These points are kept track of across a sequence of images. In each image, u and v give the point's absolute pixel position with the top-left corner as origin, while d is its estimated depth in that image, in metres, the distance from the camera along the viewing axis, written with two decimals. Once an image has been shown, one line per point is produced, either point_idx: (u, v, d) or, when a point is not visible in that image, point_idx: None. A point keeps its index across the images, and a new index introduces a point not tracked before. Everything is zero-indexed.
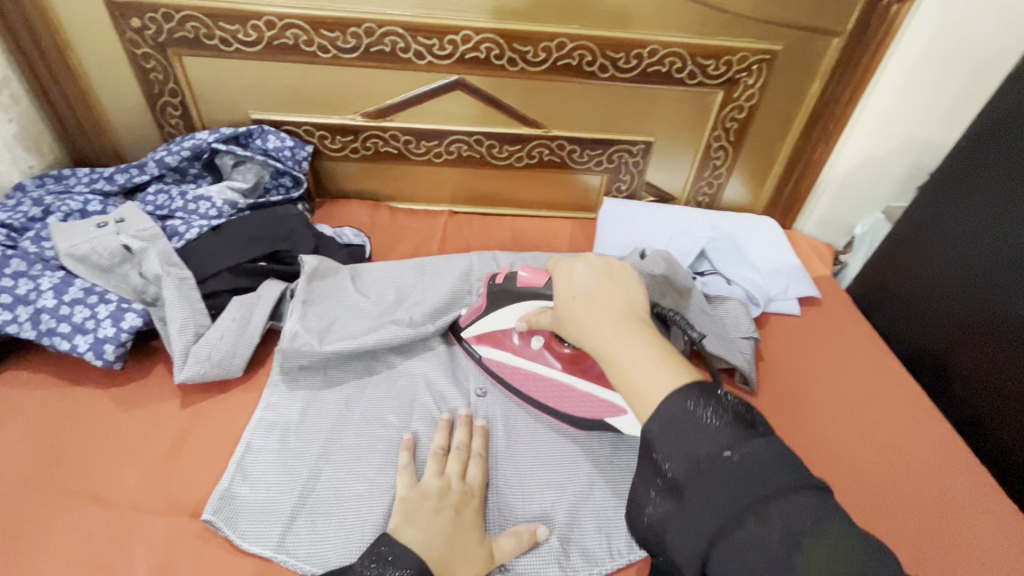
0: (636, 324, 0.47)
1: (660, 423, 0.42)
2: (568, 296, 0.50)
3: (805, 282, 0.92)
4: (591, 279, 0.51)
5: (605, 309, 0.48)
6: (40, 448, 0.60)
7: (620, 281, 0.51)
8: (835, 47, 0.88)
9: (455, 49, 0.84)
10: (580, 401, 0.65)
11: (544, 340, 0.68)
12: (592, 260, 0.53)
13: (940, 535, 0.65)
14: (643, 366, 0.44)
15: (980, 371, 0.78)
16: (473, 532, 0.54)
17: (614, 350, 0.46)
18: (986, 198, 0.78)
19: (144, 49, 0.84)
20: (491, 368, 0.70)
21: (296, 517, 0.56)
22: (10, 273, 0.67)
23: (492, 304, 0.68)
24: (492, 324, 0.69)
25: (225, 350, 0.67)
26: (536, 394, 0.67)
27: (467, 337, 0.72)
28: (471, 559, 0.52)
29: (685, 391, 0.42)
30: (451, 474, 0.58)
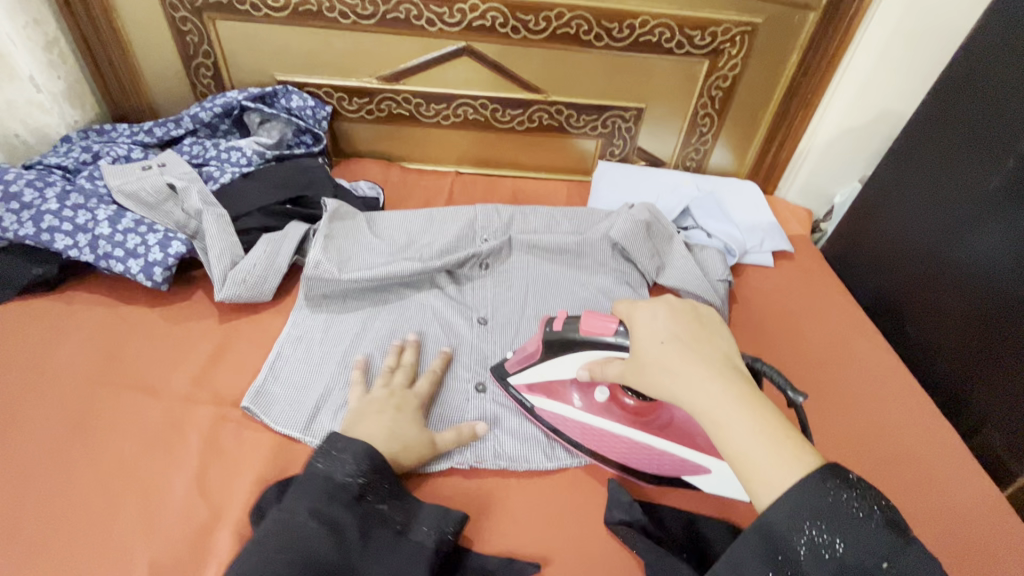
0: (734, 378, 0.48)
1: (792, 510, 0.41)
2: (657, 343, 0.52)
3: (780, 237, 1.00)
4: (677, 325, 0.52)
5: (699, 360, 0.49)
6: (101, 352, 0.69)
7: (707, 329, 0.53)
8: (812, 21, 0.96)
9: (464, 17, 0.93)
10: (655, 459, 0.63)
11: (609, 393, 0.66)
12: (673, 303, 0.55)
13: (883, 450, 0.74)
14: (758, 439, 0.44)
15: (934, 314, 0.86)
16: (413, 423, 0.62)
17: (719, 409, 0.46)
18: (943, 159, 0.86)
19: (181, 13, 0.93)
20: (545, 419, 0.67)
21: (314, 409, 0.65)
22: (71, 205, 0.76)
23: (550, 351, 0.65)
24: (550, 374, 0.66)
25: (258, 276, 0.76)
26: (602, 451, 0.65)
27: (516, 384, 0.69)
28: (413, 444, 0.60)
29: (820, 472, 0.41)
30: (390, 382, 0.67)
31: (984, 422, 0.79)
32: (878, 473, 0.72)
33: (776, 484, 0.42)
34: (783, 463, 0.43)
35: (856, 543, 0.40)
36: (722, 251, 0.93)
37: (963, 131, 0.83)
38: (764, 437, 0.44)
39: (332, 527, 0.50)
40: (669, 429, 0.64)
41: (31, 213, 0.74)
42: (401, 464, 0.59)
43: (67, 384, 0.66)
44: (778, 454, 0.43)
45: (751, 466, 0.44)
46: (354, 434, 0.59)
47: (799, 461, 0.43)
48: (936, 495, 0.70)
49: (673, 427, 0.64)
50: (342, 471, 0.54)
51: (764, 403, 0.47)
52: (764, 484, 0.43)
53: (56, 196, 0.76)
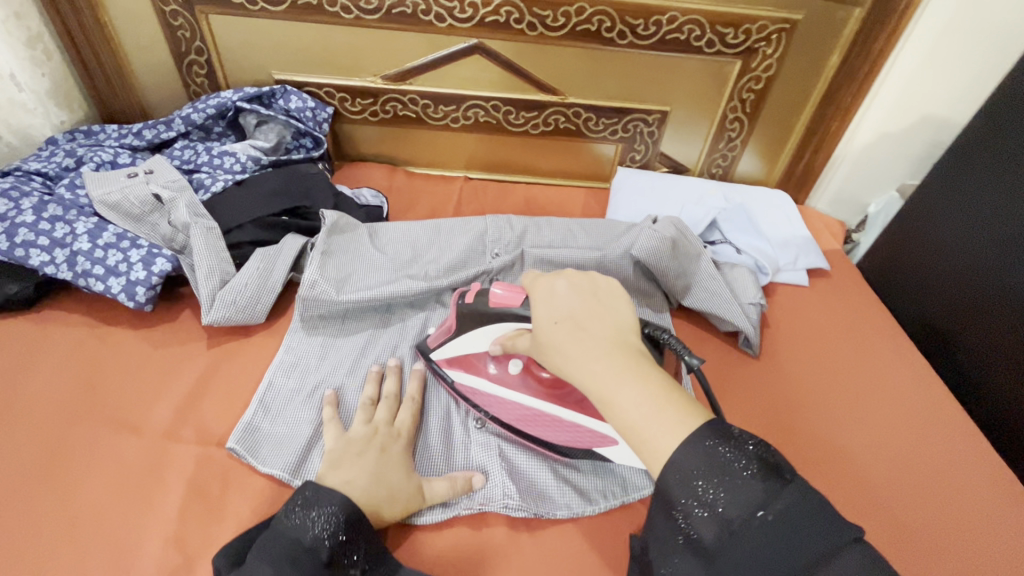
0: (628, 350, 0.44)
1: (673, 472, 0.39)
2: (550, 322, 0.46)
3: (814, 254, 0.93)
4: (573, 300, 0.47)
5: (591, 337, 0.44)
6: (78, 380, 0.64)
7: (607, 301, 0.47)
8: (856, 18, 0.88)
9: (476, 12, 0.85)
10: (562, 430, 0.60)
11: (523, 364, 0.62)
12: (573, 276, 0.49)
13: (936, 496, 0.67)
14: (645, 409, 0.40)
15: (988, 342, 0.79)
16: (400, 467, 0.56)
17: (606, 387, 0.42)
18: (996, 172, 0.79)
19: (172, 7, 0.86)
20: (463, 394, 0.65)
21: (299, 442, 0.59)
22: (48, 217, 0.70)
23: (460, 326, 0.63)
24: (465, 347, 0.63)
25: (249, 297, 0.70)
26: (513, 423, 0.62)
27: (438, 359, 0.66)
28: (400, 493, 0.54)
29: (699, 433, 0.39)
30: (372, 419, 0.60)
31: None
32: (931, 523, 0.64)
33: (659, 453, 0.39)
34: (666, 432, 0.40)
35: (736, 494, 0.38)
36: (752, 270, 0.86)
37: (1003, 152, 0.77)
38: (652, 412, 0.40)
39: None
40: (582, 401, 0.60)
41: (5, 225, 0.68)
42: (384, 517, 0.53)
43: (39, 417, 0.60)
44: (663, 425, 0.40)
45: (638, 439, 0.40)
46: (332, 482, 0.52)
47: (681, 430, 0.40)
48: (997, 551, 0.62)
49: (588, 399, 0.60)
50: (314, 529, 0.47)
51: (655, 373, 0.42)
52: (651, 456, 0.40)
53: (33, 207, 0.70)
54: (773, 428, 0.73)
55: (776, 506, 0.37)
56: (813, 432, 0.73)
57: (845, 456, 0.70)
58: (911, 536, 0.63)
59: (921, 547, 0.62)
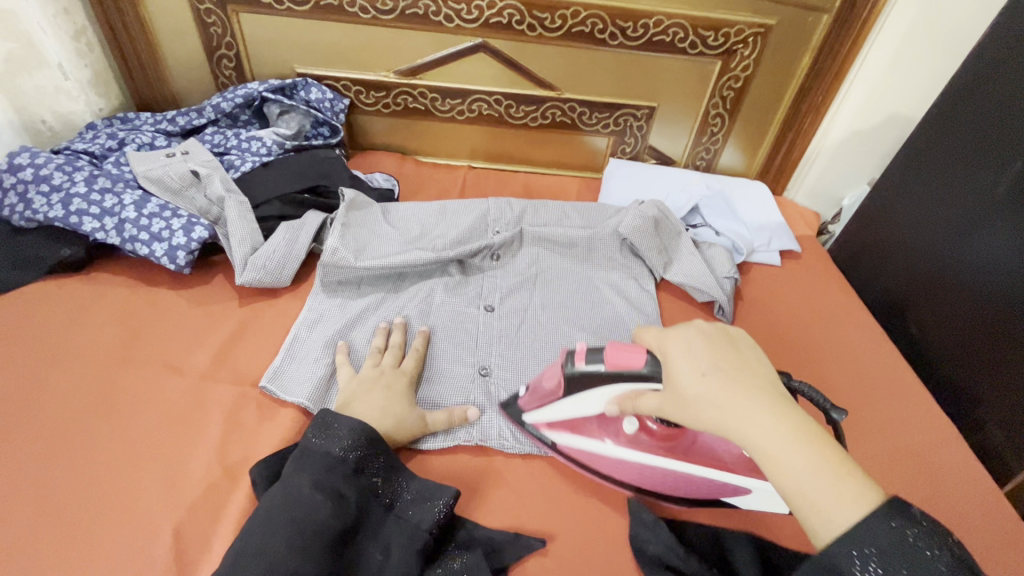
0: (790, 411, 0.46)
1: (850, 543, 0.39)
2: (698, 377, 0.48)
3: (787, 237, 1.02)
4: (717, 353, 0.49)
5: (748, 394, 0.46)
6: (127, 331, 0.72)
7: (746, 353, 0.50)
8: (824, 23, 0.97)
9: (481, 14, 0.94)
10: (697, 485, 0.60)
11: (636, 422, 0.61)
12: (704, 326, 0.52)
13: (885, 445, 0.76)
14: (820, 479, 0.42)
15: (937, 313, 0.88)
16: (404, 401, 0.64)
17: (773, 448, 0.44)
18: (950, 161, 0.87)
19: (206, 5, 0.95)
20: (574, 456, 0.64)
21: (316, 378, 0.67)
22: (98, 189, 0.78)
23: (576, 388, 0.61)
24: (574, 411, 0.62)
25: (277, 262, 0.78)
26: (635, 481, 0.62)
27: (532, 421, 0.66)
28: (405, 422, 0.62)
29: (886, 508, 0.39)
30: (382, 364, 0.69)
31: (984, 417, 0.80)
32: (879, 468, 0.73)
33: (839, 526, 0.40)
34: (847, 503, 0.41)
35: None
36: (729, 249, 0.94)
37: (974, 130, 0.83)
38: (826, 478, 0.42)
39: (331, 496, 0.52)
40: (697, 451, 0.60)
41: (60, 196, 0.76)
42: (394, 439, 0.61)
43: (93, 361, 0.68)
44: (842, 495, 0.41)
45: (811, 506, 0.42)
46: (349, 414, 0.61)
47: (864, 502, 0.41)
48: (936, 490, 0.71)
49: (701, 450, 0.60)
50: (336, 445, 0.56)
51: (820, 435, 0.45)
52: (826, 524, 0.41)
53: (85, 180, 0.78)
54: None
55: None
56: None
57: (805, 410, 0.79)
58: None
59: None
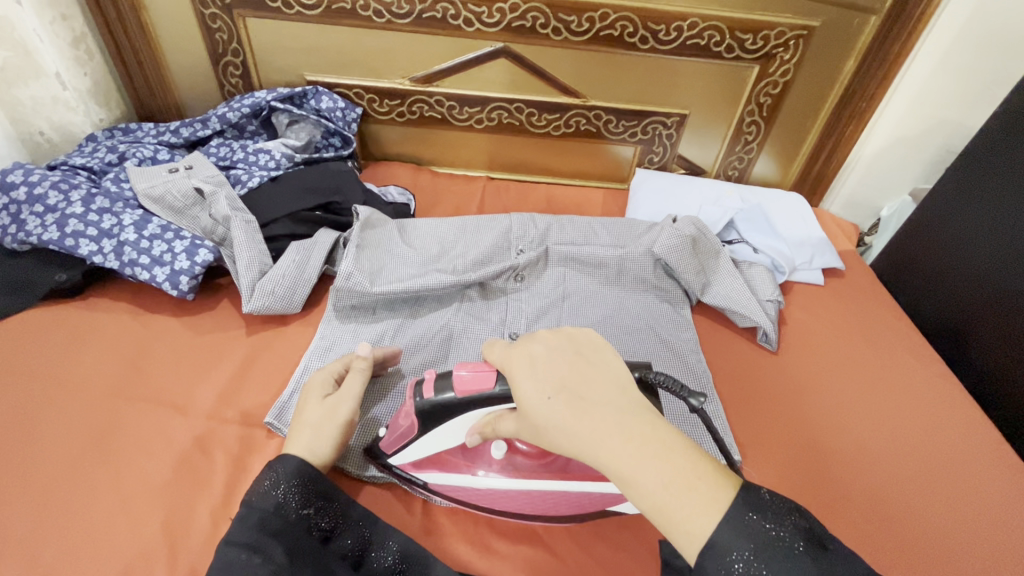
0: (637, 418, 0.42)
1: (712, 555, 0.37)
2: (540, 399, 0.43)
3: (830, 254, 0.95)
4: (561, 367, 0.44)
5: (593, 410, 0.42)
6: (125, 364, 0.67)
7: (590, 360, 0.45)
8: (872, 24, 0.90)
9: (503, 17, 0.88)
10: (575, 501, 0.57)
11: (503, 445, 0.57)
12: (548, 337, 0.47)
13: (951, 488, 0.69)
14: (671, 488, 0.39)
15: (1000, 340, 0.81)
16: (314, 398, 0.59)
17: (624, 465, 0.40)
18: (1012, 177, 0.80)
19: (212, 10, 0.90)
20: (444, 493, 0.59)
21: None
22: (96, 209, 0.73)
23: (428, 423, 0.55)
24: (433, 447, 0.57)
25: (287, 287, 0.72)
26: (507, 508, 0.58)
27: (399, 464, 0.59)
28: (322, 425, 0.56)
29: (737, 504, 0.39)
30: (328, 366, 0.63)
31: None
32: (948, 513, 0.66)
33: (694, 535, 0.38)
34: (700, 509, 0.39)
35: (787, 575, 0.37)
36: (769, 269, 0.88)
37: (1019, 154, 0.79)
38: (676, 489, 0.39)
39: (259, 551, 0.47)
40: (573, 466, 0.57)
41: (55, 216, 0.71)
42: (318, 457, 0.55)
43: (89, 399, 0.63)
44: (695, 503, 0.39)
45: (667, 519, 0.39)
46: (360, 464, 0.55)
47: (715, 506, 0.39)
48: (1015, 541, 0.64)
49: (576, 464, 0.57)
50: (258, 490, 0.51)
51: (668, 439, 0.41)
52: (684, 535, 0.38)
53: (81, 199, 0.73)
54: (794, 420, 0.74)
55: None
56: (830, 423, 0.75)
57: (862, 447, 0.72)
58: (924, 524, 0.65)
59: (937, 536, 0.64)
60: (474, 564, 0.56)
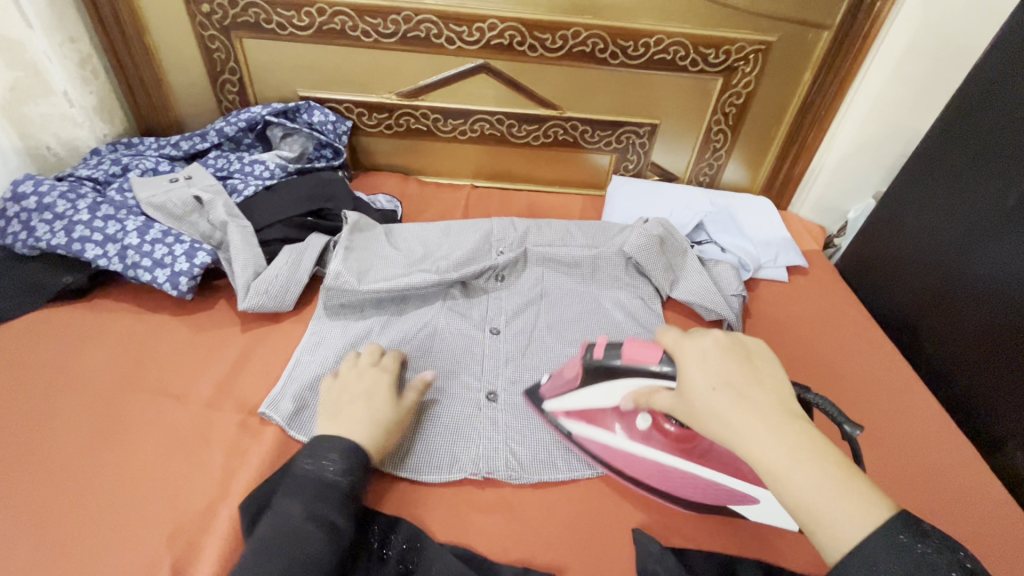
0: (796, 427, 0.46)
1: (862, 560, 0.40)
2: (708, 390, 0.49)
3: (793, 252, 1.01)
4: (730, 367, 0.50)
5: (757, 410, 0.47)
6: (127, 360, 0.71)
7: (760, 367, 0.51)
8: (826, 39, 0.97)
9: (482, 35, 0.95)
10: (697, 486, 0.61)
11: (651, 419, 0.64)
12: (721, 337, 0.52)
13: (904, 466, 0.73)
14: (822, 493, 0.43)
15: (950, 328, 0.86)
16: (380, 401, 0.63)
17: (781, 464, 0.45)
18: (958, 174, 0.86)
19: (210, 31, 0.96)
20: (581, 446, 0.66)
21: (310, 405, 0.67)
22: (101, 216, 0.78)
23: (589, 379, 0.64)
24: (589, 402, 0.65)
25: (280, 286, 0.78)
26: (633, 475, 0.64)
27: (552, 409, 0.69)
28: (382, 422, 0.61)
29: (891, 523, 0.41)
30: (362, 361, 0.68)
31: (1004, 436, 0.77)
32: (899, 488, 0.70)
33: (840, 537, 0.42)
34: (852, 520, 0.42)
35: None
36: (736, 266, 0.93)
37: (1006, 145, 0.79)
38: (829, 492, 0.43)
39: (320, 524, 0.51)
40: (711, 455, 0.61)
41: (63, 223, 0.76)
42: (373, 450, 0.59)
43: (95, 390, 0.67)
44: (847, 508, 0.42)
45: (815, 517, 0.43)
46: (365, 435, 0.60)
47: (870, 515, 0.42)
48: (961, 513, 0.68)
49: (716, 453, 0.61)
50: (329, 471, 0.55)
51: (827, 449, 0.45)
52: (828, 536, 0.42)
53: (88, 207, 0.78)
54: None
55: None
56: None
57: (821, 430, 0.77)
58: None
59: None
60: (454, 536, 0.60)
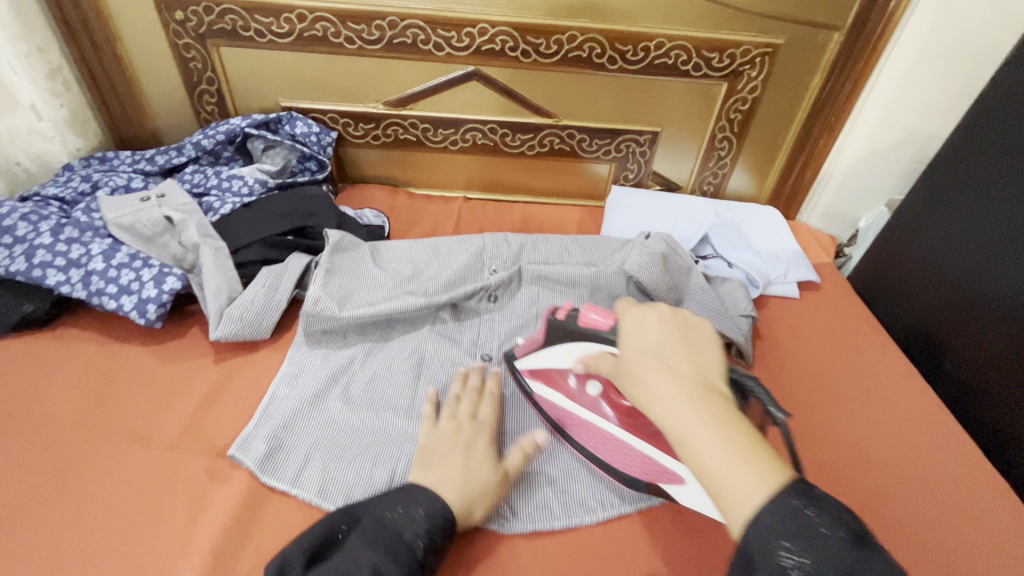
0: (713, 396, 0.44)
1: (756, 530, 0.37)
2: (639, 355, 0.48)
3: (804, 267, 0.95)
4: (662, 337, 0.48)
5: (676, 376, 0.45)
6: (88, 397, 0.66)
7: (696, 340, 0.48)
8: (836, 41, 0.92)
9: (472, 41, 0.90)
10: (637, 461, 0.58)
11: (601, 387, 0.62)
12: (664, 310, 0.50)
13: (933, 504, 0.67)
14: (726, 458, 0.40)
15: (974, 351, 0.80)
16: (485, 461, 0.57)
17: (686, 426, 0.42)
18: (982, 182, 0.80)
19: (185, 40, 0.91)
20: (541, 407, 0.66)
21: (285, 446, 0.62)
22: (65, 239, 0.73)
23: (547, 339, 0.65)
24: (547, 362, 0.65)
25: (256, 312, 0.73)
26: (581, 441, 0.62)
27: (523, 368, 0.68)
28: (484, 486, 0.55)
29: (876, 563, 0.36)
30: (461, 412, 0.63)
31: None
32: (928, 531, 0.64)
33: (740, 505, 0.38)
34: (749, 484, 0.38)
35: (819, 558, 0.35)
36: (743, 283, 0.88)
37: None
38: (734, 459, 0.40)
39: None
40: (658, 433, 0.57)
41: (23, 247, 0.71)
42: (469, 516, 0.53)
43: (50, 431, 0.62)
44: (748, 473, 0.39)
45: (717, 484, 0.40)
46: (426, 479, 0.55)
47: (769, 482, 0.38)
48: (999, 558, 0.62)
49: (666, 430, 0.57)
50: (413, 527, 0.50)
51: (738, 419, 0.42)
52: (729, 503, 0.38)
53: (51, 229, 0.73)
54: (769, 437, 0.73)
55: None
56: (807, 443, 0.73)
57: (838, 462, 0.71)
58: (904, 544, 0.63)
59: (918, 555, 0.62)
60: None
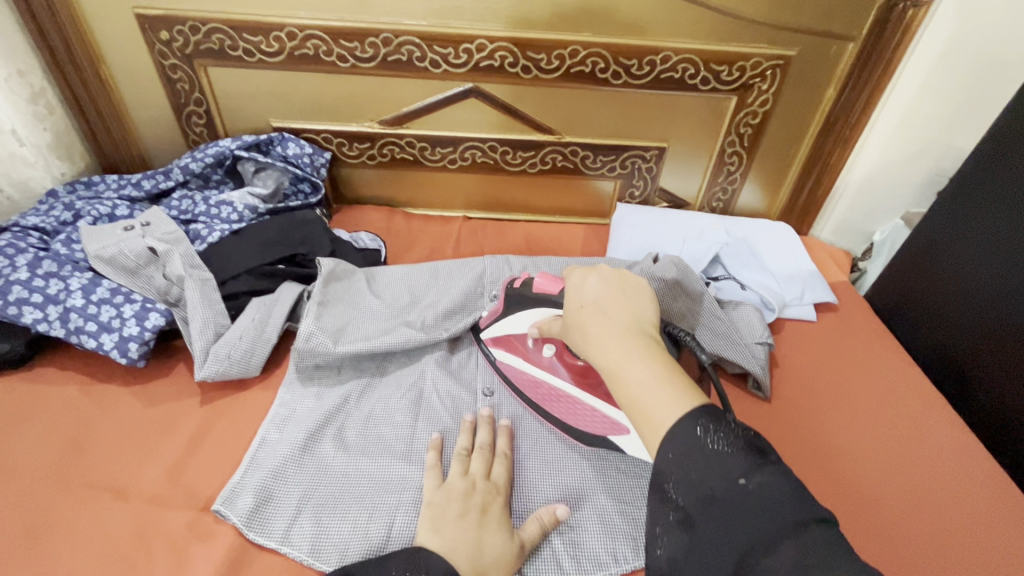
0: (643, 338, 0.44)
1: (670, 447, 0.38)
2: (577, 307, 0.48)
3: (821, 288, 0.91)
4: (601, 290, 0.48)
5: (611, 323, 0.45)
6: (64, 445, 0.62)
7: (635, 294, 0.48)
8: (850, 51, 0.88)
9: (470, 57, 0.86)
10: (587, 416, 0.62)
11: (556, 349, 0.65)
12: (606, 270, 0.50)
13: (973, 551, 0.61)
14: (649, 384, 0.41)
15: (1003, 379, 0.75)
16: (498, 529, 0.53)
17: (614, 362, 0.43)
18: (1006, 199, 0.76)
19: (172, 60, 0.88)
20: (504, 371, 0.69)
21: (273, 498, 0.57)
22: (42, 274, 0.69)
23: (508, 310, 0.69)
24: (508, 328, 0.69)
25: (244, 350, 0.68)
26: (537, 399, 0.66)
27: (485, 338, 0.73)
28: (501, 560, 0.51)
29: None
30: (479, 478, 0.57)
31: None
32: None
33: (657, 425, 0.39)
34: (668, 404, 0.40)
35: (707, 470, 0.37)
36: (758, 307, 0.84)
37: None
38: (655, 387, 0.41)
39: None
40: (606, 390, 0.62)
41: None
42: None
43: (21, 485, 0.58)
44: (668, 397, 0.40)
45: (639, 412, 0.41)
46: (440, 541, 0.51)
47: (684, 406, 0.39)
48: None
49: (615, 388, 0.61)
50: None
51: (662, 353, 0.43)
52: (649, 428, 0.40)
53: (27, 264, 0.69)
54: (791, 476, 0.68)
55: (758, 480, 0.36)
56: (833, 482, 0.68)
57: (867, 502, 0.66)
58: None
59: None
60: None
